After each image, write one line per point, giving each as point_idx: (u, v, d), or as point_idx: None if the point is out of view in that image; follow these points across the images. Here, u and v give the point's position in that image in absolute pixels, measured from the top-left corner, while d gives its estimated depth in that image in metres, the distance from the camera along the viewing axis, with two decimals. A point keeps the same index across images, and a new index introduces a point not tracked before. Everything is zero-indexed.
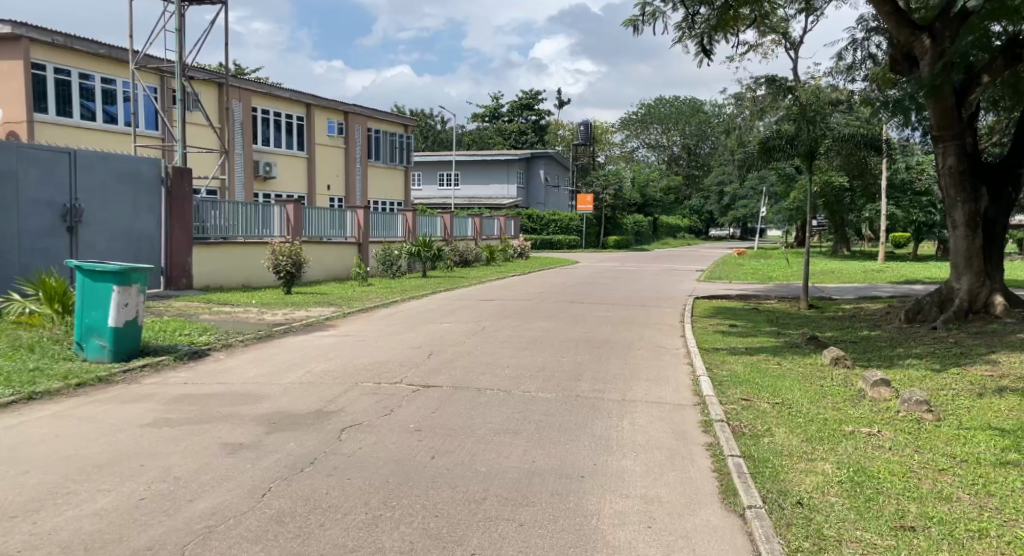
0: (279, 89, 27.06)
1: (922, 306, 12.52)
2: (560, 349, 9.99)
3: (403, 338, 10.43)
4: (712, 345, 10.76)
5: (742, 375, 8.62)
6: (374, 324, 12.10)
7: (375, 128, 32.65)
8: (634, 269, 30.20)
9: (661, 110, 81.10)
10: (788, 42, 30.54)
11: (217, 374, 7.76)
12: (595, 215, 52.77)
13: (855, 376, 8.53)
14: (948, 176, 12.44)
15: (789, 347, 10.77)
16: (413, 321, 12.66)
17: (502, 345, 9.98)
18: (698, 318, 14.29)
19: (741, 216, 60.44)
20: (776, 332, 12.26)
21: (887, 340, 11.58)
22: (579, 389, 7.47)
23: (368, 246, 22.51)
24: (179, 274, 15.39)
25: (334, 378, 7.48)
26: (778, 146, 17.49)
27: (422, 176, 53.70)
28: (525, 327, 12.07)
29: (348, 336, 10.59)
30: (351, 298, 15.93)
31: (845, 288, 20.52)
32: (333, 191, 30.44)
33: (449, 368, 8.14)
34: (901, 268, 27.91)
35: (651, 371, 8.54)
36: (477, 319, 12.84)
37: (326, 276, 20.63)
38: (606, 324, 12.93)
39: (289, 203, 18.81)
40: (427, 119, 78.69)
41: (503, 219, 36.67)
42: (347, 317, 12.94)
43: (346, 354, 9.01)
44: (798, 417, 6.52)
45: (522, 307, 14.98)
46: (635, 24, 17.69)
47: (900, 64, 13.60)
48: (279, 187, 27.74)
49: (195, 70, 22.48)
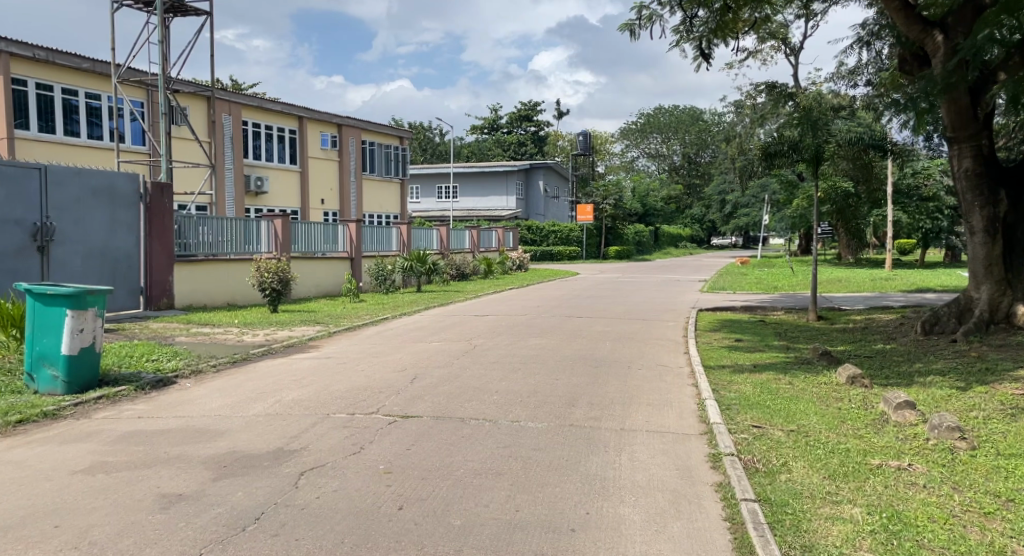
0: (270, 102, 26.53)
1: (940, 317, 11.97)
2: (554, 369, 9.32)
3: (387, 360, 9.77)
4: (717, 362, 10.10)
5: (752, 397, 7.93)
6: (360, 344, 11.44)
7: (369, 140, 32.11)
8: (635, 281, 29.55)
9: (661, 118, 80.68)
10: (787, 48, 30.07)
11: (178, 405, 7.10)
12: (596, 226, 52.16)
13: (875, 397, 7.86)
14: (964, 179, 11.85)
15: (800, 363, 10.11)
16: (401, 340, 11.99)
17: (492, 367, 9.32)
18: (701, 332, 13.61)
19: (743, 225, 59.89)
20: (786, 347, 11.59)
21: (904, 354, 10.93)
22: (573, 417, 6.79)
23: (360, 260, 21.87)
24: (159, 295, 14.68)
25: (304, 408, 6.82)
26: (780, 151, 16.97)
27: (420, 190, 53.17)
28: (519, 345, 11.40)
29: (329, 359, 9.94)
30: (340, 316, 15.28)
31: (854, 297, 19.86)
32: (327, 205, 29.86)
33: (432, 394, 7.46)
34: (908, 276, 27.26)
35: (653, 395, 7.85)
36: (469, 337, 12.17)
37: (317, 293, 20.01)
38: (605, 340, 12.24)
39: (276, 218, 18.19)
40: (425, 132, 78.27)
41: (502, 231, 36.07)
42: (332, 337, 12.29)
43: (323, 380, 8.35)
44: (817, 448, 5.85)
45: (517, 324, 14.33)
46: (631, 29, 17.15)
47: (908, 63, 13.25)
48: (271, 201, 27.15)
49: (180, 83, 21.93)
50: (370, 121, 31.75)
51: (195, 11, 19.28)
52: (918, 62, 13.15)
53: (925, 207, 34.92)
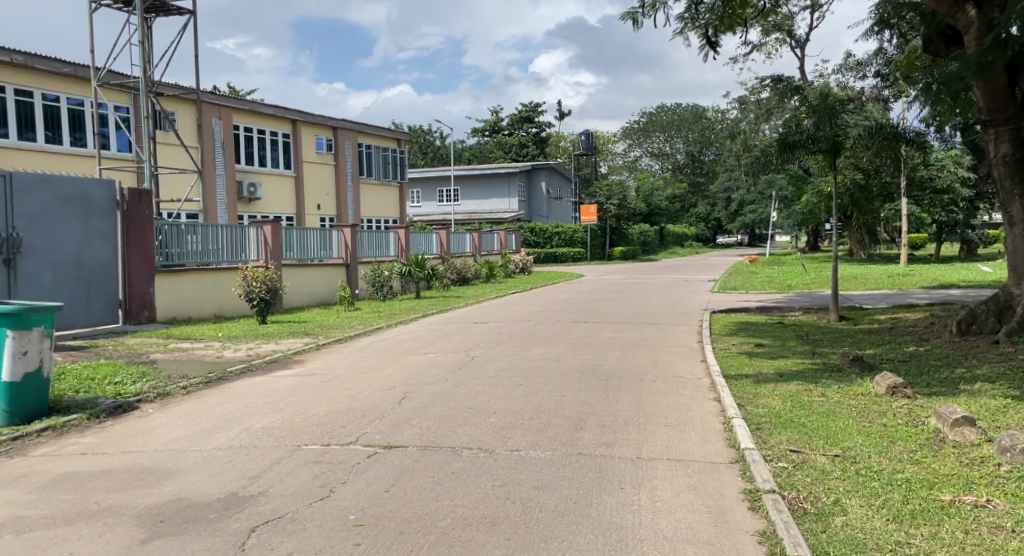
0: (262, 105, 25.70)
1: (977, 316, 11.30)
2: (560, 384, 8.42)
3: (376, 376, 8.87)
4: (738, 370, 9.21)
5: (782, 413, 7.06)
6: (349, 357, 10.56)
7: (366, 144, 31.30)
8: (642, 281, 28.68)
9: (663, 118, 79.53)
10: (793, 41, 29.21)
11: (131, 437, 6.21)
12: (600, 226, 51.28)
13: (923, 411, 7.05)
14: (1002, 166, 11.09)
15: (829, 370, 9.22)
16: (394, 352, 11.10)
17: (491, 382, 8.41)
18: (717, 336, 12.71)
19: (749, 222, 58.93)
20: (812, 352, 10.67)
21: (943, 358, 10.09)
22: (582, 444, 5.89)
23: (357, 267, 21.03)
24: (139, 306, 13.85)
25: (274, 438, 5.92)
26: (799, 142, 16.00)
27: (420, 193, 52.34)
28: (521, 356, 10.49)
29: (313, 376, 9.04)
30: (332, 326, 14.44)
31: (875, 296, 18.92)
32: (324, 211, 29.02)
33: (420, 418, 6.56)
34: (928, 272, 26.32)
35: (672, 414, 6.95)
36: (467, 348, 11.27)
37: (311, 301, 19.15)
38: (614, 349, 11.32)
39: (266, 224, 17.32)
40: (425, 135, 77.47)
41: (504, 234, 35.21)
42: (320, 350, 11.40)
43: (302, 401, 7.45)
44: (873, 479, 4.98)
45: (520, 331, 13.43)
46: (633, 18, 16.29)
47: (932, 44, 12.57)
48: (265, 208, 26.31)
49: (165, 86, 21.10)
50: (366, 124, 30.94)
51: (178, 11, 18.46)
52: (944, 42, 12.46)
53: (938, 200, 33.94)
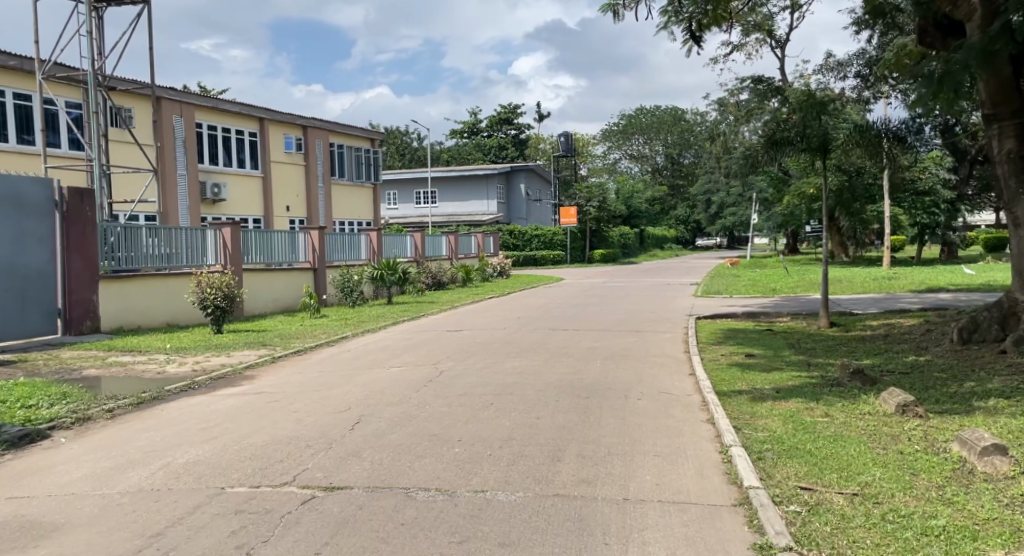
0: (227, 103, 24.59)
1: (979, 323, 10.69)
2: (536, 404, 7.54)
3: (331, 396, 7.94)
4: (731, 385, 8.40)
5: (785, 438, 6.27)
6: (306, 372, 9.61)
7: (337, 143, 30.26)
8: (622, 285, 27.96)
9: (642, 120, 78.86)
10: (773, 41, 28.76)
11: (27, 476, 5.22)
12: (580, 229, 50.64)
13: (942, 435, 6.31)
14: (1006, 163, 10.43)
15: (829, 384, 8.46)
16: (356, 365, 10.17)
17: (458, 402, 7.52)
18: (704, 345, 11.92)
19: (728, 225, 58.57)
20: (808, 364, 9.93)
21: (948, 371, 9.39)
22: (559, 482, 5.03)
23: (325, 271, 20.03)
24: (81, 316, 12.73)
25: (194, 477, 4.96)
26: (786, 139, 15.28)
27: (397, 195, 51.34)
28: (494, 369, 9.63)
29: (261, 395, 8.09)
30: (293, 335, 13.46)
31: (864, 300, 18.28)
32: (293, 212, 27.94)
33: (373, 451, 5.64)
34: (915, 275, 25.83)
35: (662, 444, 6.10)
36: (437, 360, 10.38)
37: (274, 308, 18.09)
38: (595, 360, 10.48)
39: (225, 227, 16.28)
40: (403, 137, 76.57)
41: (481, 236, 34.35)
42: (276, 363, 10.45)
43: (240, 426, 6.51)
44: (905, 527, 4.20)
45: (494, 341, 12.56)
46: (614, 10, 15.50)
47: (927, 35, 12.04)
48: (230, 210, 25.17)
49: (118, 81, 19.96)
50: (338, 123, 29.92)
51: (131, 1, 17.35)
52: (941, 32, 11.93)
53: (920, 202, 33.63)
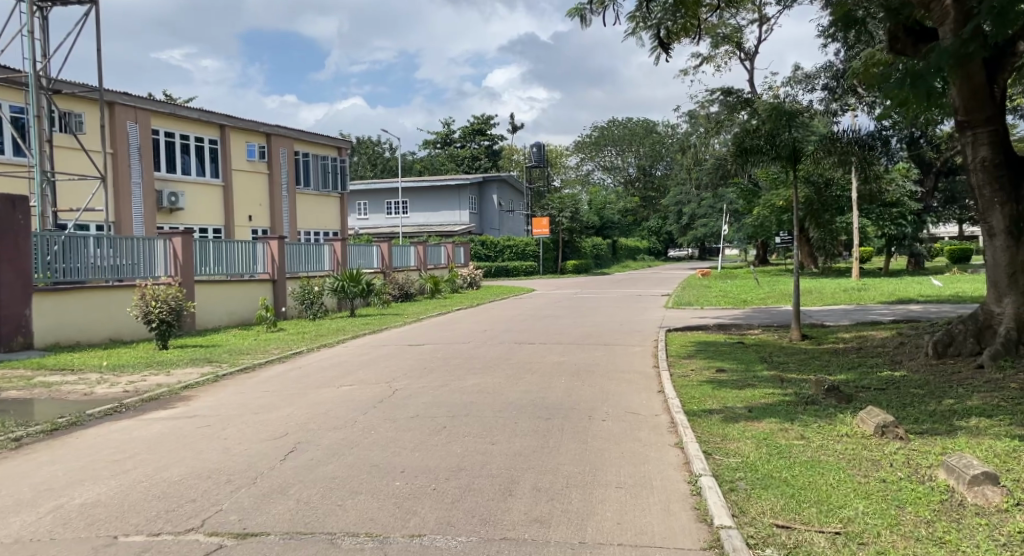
0: (185, 109, 23.76)
1: (954, 336, 10.33)
2: (492, 427, 6.97)
3: (269, 420, 7.30)
4: (701, 404, 7.89)
5: (759, 465, 5.77)
6: (248, 393, 8.94)
7: (303, 151, 29.52)
8: (594, 297, 27.52)
9: (614, 131, 79.00)
10: (742, 52, 28.69)
11: None
12: (552, 240, 50.26)
13: (925, 461, 5.85)
14: (980, 172, 10.12)
15: (804, 402, 7.99)
16: (304, 385, 9.51)
17: (407, 426, 6.92)
18: (674, 360, 11.43)
19: (700, 237, 58.58)
20: (781, 380, 9.49)
21: (924, 387, 8.99)
22: (508, 523, 4.46)
23: (284, 283, 19.28)
24: (11, 332, 11.96)
25: (85, 522, 4.33)
26: (756, 146, 14.76)
27: (367, 205, 50.56)
28: (451, 388, 9.03)
29: (192, 420, 7.42)
30: (242, 351, 12.73)
31: (835, 312, 18.01)
32: (255, 222, 27.13)
33: (301, 487, 5.03)
34: (886, 286, 25.71)
35: (627, 474, 5.55)
36: (391, 378, 9.76)
37: (230, 321, 17.31)
38: (560, 376, 9.94)
39: (176, 237, 15.53)
40: (374, 147, 75.84)
41: (451, 247, 33.76)
42: (219, 383, 9.76)
43: (158, 457, 5.86)
44: None
45: (456, 356, 11.98)
46: (581, 15, 15.07)
47: (897, 41, 11.69)
48: (188, 220, 24.30)
49: (65, 84, 19.10)
50: (303, 131, 29.19)
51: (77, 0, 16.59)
52: (912, 39, 11.58)
53: (889, 214, 33.74)
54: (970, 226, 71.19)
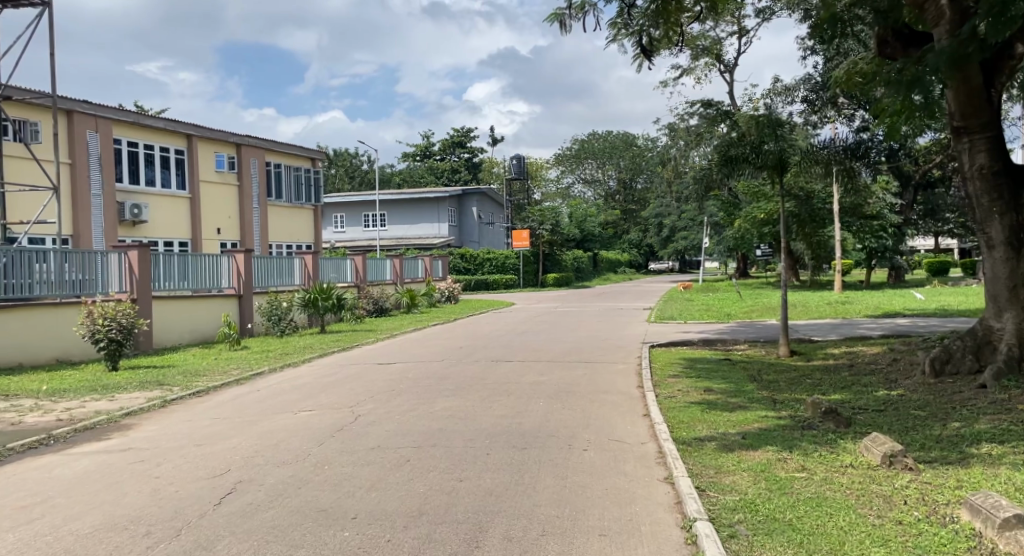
0: (150, 117, 22.90)
1: (952, 352, 9.80)
2: (462, 459, 6.28)
3: (211, 454, 6.58)
4: (689, 430, 7.24)
5: (762, 504, 5.11)
6: (194, 422, 8.19)
7: (275, 162, 28.69)
8: (574, 311, 26.87)
9: (594, 145, 78.93)
10: (722, 64, 28.39)
11: None
12: (532, 252, 49.67)
13: (944, 498, 5.23)
14: (977, 180, 9.61)
15: (801, 428, 7.37)
16: (259, 411, 8.77)
17: (366, 460, 6.20)
18: (659, 379, 10.79)
19: (681, 249, 58.29)
20: (773, 401, 8.87)
21: (925, 409, 8.41)
22: None
23: (251, 299, 18.43)
24: None
25: None
26: (742, 155, 14.12)
27: (344, 218, 49.71)
28: (419, 413, 8.33)
29: (125, 454, 6.68)
30: (199, 373, 11.93)
31: (821, 326, 17.51)
32: (223, 235, 26.26)
33: (231, 541, 4.31)
34: (870, 299, 25.33)
35: (612, 519, 4.87)
36: (354, 402, 9.03)
37: (191, 339, 16.46)
38: (538, 399, 9.26)
39: (132, 249, 14.74)
40: (352, 159, 74.98)
41: (428, 260, 32.99)
42: (165, 410, 9.00)
43: (72, 503, 5.12)
44: None
45: (427, 376, 11.27)
46: (560, 20, 14.51)
47: (887, 46, 11.19)
48: (152, 233, 23.39)
49: (18, 91, 18.20)
50: (275, 142, 28.39)
51: (29, 3, 15.76)
52: (902, 43, 11.08)
53: (869, 226, 33.29)
54: (946, 239, 71.74)
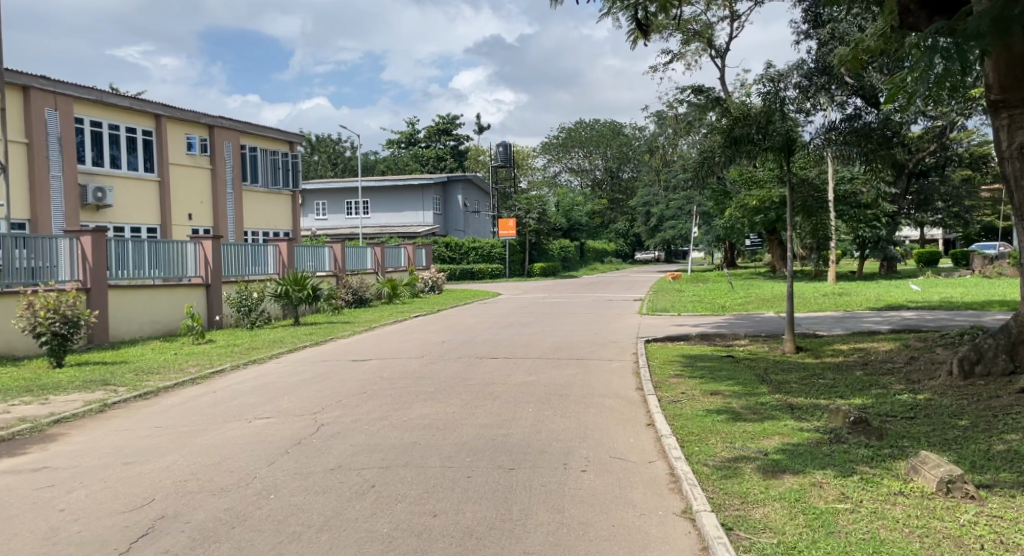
0: (114, 96, 21.58)
1: (982, 352, 8.92)
2: (437, 484, 5.26)
3: (137, 477, 5.51)
4: (703, 447, 6.25)
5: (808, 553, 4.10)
6: (131, 431, 7.12)
7: (251, 145, 27.44)
8: (562, 302, 25.87)
9: (582, 133, 77.76)
10: (714, 49, 27.36)
11: None
12: (519, 241, 48.65)
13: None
14: (1017, 160, 8.49)
15: (832, 443, 6.42)
16: (210, 417, 7.69)
17: (321, 486, 5.18)
18: (660, 380, 9.83)
19: (669, 239, 57.39)
20: (791, 408, 7.92)
21: (962, 417, 7.49)
22: None
23: (219, 289, 17.26)
24: None
25: None
26: (747, 136, 13.04)
27: (326, 205, 48.40)
28: (392, 421, 7.30)
29: (34, 477, 5.61)
30: (152, 370, 10.82)
31: (824, 319, 16.58)
32: (196, 221, 25.02)
33: None
34: (868, 292, 24.48)
35: None
36: (320, 408, 7.98)
37: (153, 332, 15.28)
38: (527, 403, 8.26)
39: (86, 235, 13.59)
40: (335, 145, 73.43)
41: (412, 248, 31.83)
42: (104, 416, 7.91)
43: None
44: None
45: (404, 376, 10.19)
46: None
47: (910, 15, 9.83)
48: (117, 218, 22.12)
49: None
50: (249, 123, 27.10)
51: None
52: (926, 11, 9.71)
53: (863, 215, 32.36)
54: (931, 231, 71.37)
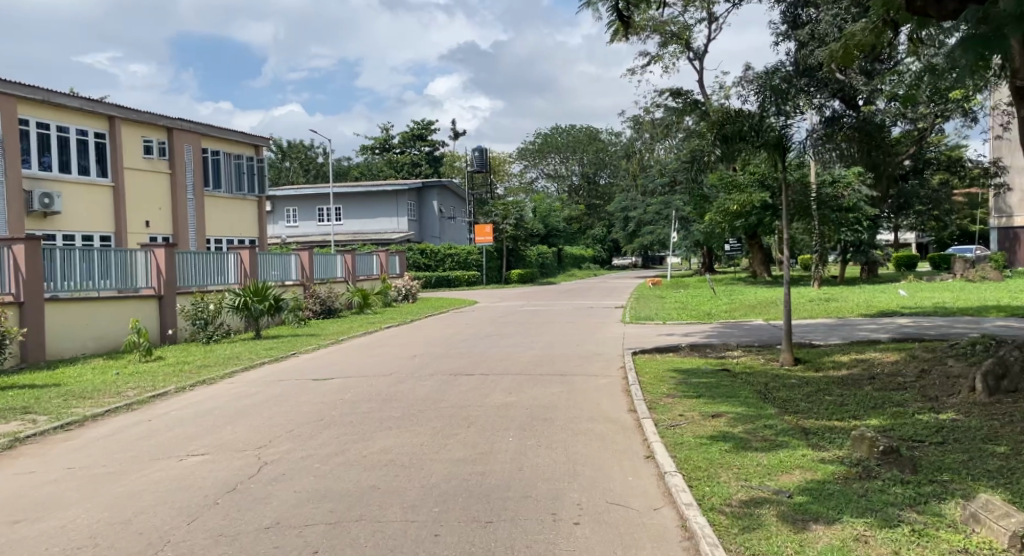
0: (62, 95, 20.21)
1: (1008, 366, 8.12)
2: (398, 546, 4.22)
3: (21, 542, 4.41)
4: (716, 487, 5.27)
5: None
6: (35, 475, 5.96)
7: (213, 149, 26.13)
8: (541, 309, 24.88)
9: (558, 139, 77.03)
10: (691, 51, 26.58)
11: None
12: (495, 248, 47.64)
13: None
14: None
15: (863, 479, 5.47)
16: (136, 454, 6.56)
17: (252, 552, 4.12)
18: (653, 399, 8.85)
19: (647, 245, 56.79)
20: (805, 433, 6.99)
21: (998, 442, 6.59)
22: None
23: (173, 300, 16.01)
24: None
25: None
26: (738, 133, 11.95)
27: (297, 212, 47.00)
28: (350, 457, 6.24)
29: None
30: (85, 394, 9.61)
31: (817, 327, 15.78)
32: (154, 228, 23.68)
33: None
34: (854, 297, 23.81)
35: None
36: (268, 440, 6.88)
37: (96, 348, 14.02)
38: (506, 430, 7.23)
39: (18, 243, 12.39)
40: (307, 151, 71.84)
41: (384, 255, 30.68)
42: (10, 454, 6.74)
43: None
44: None
45: (368, 398, 9.11)
46: None
47: None
48: (67, 225, 20.75)
49: None
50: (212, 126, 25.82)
51: None
52: None
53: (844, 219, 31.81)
54: (905, 235, 71.60)
